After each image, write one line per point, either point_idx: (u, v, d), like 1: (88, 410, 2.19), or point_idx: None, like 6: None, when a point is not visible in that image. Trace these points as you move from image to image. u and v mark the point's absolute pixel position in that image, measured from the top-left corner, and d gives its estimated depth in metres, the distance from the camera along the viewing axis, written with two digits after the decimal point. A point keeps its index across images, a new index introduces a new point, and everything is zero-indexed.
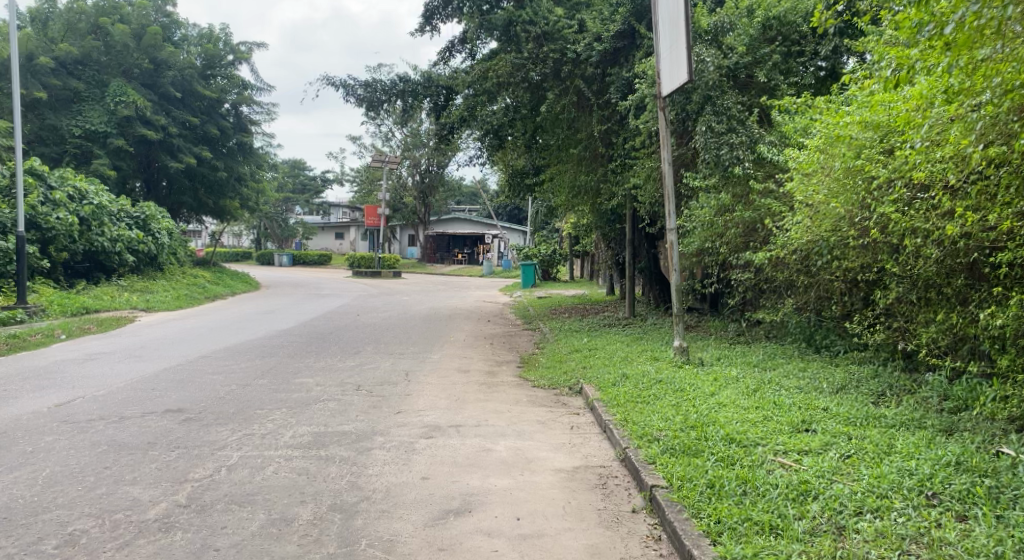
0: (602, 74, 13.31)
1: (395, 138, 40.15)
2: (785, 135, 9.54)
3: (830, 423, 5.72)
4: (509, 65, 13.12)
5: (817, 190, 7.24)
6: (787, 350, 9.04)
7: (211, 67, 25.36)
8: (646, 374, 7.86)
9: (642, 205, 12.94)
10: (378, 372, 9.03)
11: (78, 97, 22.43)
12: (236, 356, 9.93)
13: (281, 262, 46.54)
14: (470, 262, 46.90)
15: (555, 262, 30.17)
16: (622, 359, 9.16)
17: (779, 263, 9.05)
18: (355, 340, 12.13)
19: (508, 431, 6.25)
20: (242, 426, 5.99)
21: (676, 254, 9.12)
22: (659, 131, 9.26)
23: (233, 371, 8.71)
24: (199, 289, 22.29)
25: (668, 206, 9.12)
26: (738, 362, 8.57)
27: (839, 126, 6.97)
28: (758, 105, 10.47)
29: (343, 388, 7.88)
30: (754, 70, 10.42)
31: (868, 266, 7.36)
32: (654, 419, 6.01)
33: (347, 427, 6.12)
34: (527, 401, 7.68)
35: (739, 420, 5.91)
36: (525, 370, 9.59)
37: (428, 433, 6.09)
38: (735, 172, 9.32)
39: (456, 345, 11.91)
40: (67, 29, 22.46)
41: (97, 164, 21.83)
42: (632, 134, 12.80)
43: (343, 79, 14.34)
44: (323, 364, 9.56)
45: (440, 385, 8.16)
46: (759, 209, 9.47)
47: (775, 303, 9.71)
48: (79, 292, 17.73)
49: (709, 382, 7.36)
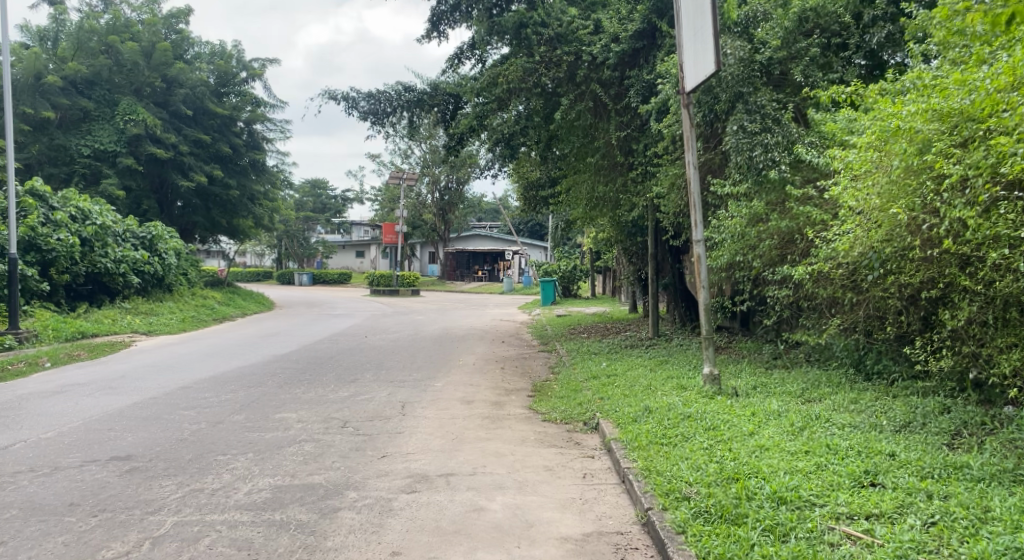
0: (620, 78, 12.43)
1: (414, 155, 39.41)
2: (826, 135, 8.50)
3: (901, 476, 4.69)
4: (520, 70, 12.26)
5: (870, 191, 6.21)
6: (833, 377, 8.00)
7: (224, 84, 24.86)
8: (672, 408, 6.81)
9: (665, 216, 11.90)
10: (370, 405, 8.06)
11: (87, 117, 21.91)
12: (220, 385, 8.99)
13: (301, 281, 45.89)
14: (491, 279, 45.99)
15: (575, 278, 29.24)
16: (644, 389, 8.09)
17: (821, 278, 8.02)
18: (355, 366, 11.18)
19: (508, 482, 5.27)
20: (192, 478, 5.10)
21: (704, 268, 8.04)
22: (683, 131, 8.24)
23: (208, 404, 7.78)
24: (208, 311, 21.59)
25: (695, 216, 8.09)
26: (776, 392, 7.51)
27: (896, 117, 5.95)
28: (796, 104, 9.40)
29: (325, 427, 6.94)
30: (789, 67, 9.45)
31: (931, 280, 6.35)
32: (684, 468, 5.03)
33: (317, 479, 5.19)
34: (535, 440, 6.66)
35: (787, 470, 4.88)
36: (537, 400, 8.59)
37: (412, 485, 5.13)
38: (770, 175, 8.37)
39: (464, 371, 10.93)
40: (77, 48, 21.79)
41: (106, 185, 21.34)
42: (654, 139, 11.82)
43: (344, 91, 13.53)
44: (312, 395, 8.62)
45: (437, 422, 7.18)
46: (797, 218, 8.47)
47: (818, 323, 8.67)
48: (78, 316, 17.00)
49: (746, 418, 6.31)
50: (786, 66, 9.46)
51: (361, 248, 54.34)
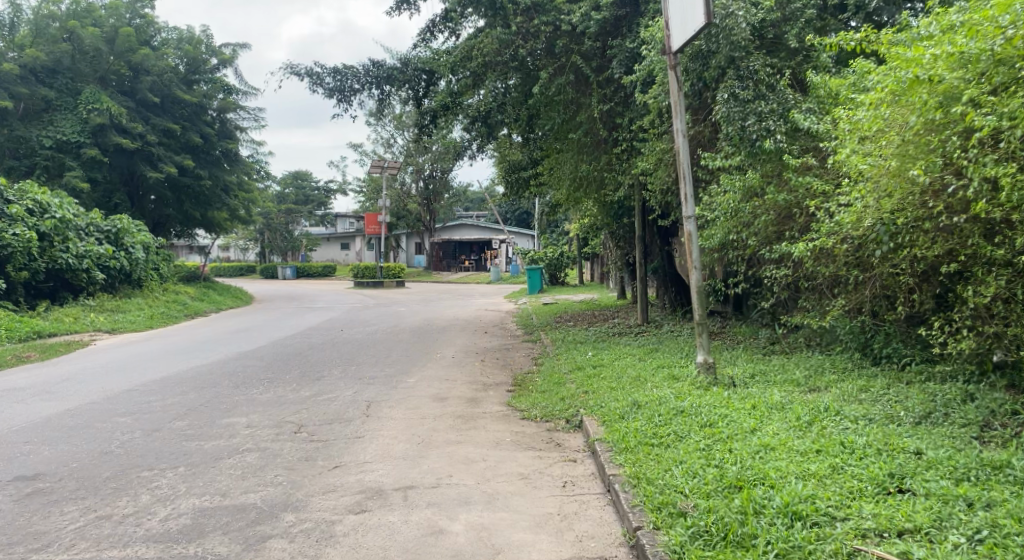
0: (602, 49, 11.70)
1: (397, 144, 38.53)
2: (826, 101, 7.80)
3: (933, 480, 3.97)
4: (496, 42, 11.61)
5: (885, 152, 5.50)
6: (838, 363, 7.32)
7: (193, 72, 23.87)
8: (663, 402, 6.09)
9: (652, 194, 11.17)
10: (332, 407, 7.30)
11: (48, 107, 20.82)
12: (168, 388, 8.21)
13: (284, 275, 44.89)
14: (478, 269, 45.20)
15: (562, 266, 28.56)
16: (632, 381, 7.38)
17: (823, 255, 7.33)
18: (323, 362, 10.39)
19: (475, 496, 4.53)
20: (102, 502, 4.36)
21: (696, 247, 7.27)
22: (670, 97, 7.49)
23: (150, 410, 7.02)
24: (181, 307, 20.68)
25: (685, 189, 7.33)
26: (777, 382, 6.81)
27: (916, 64, 5.23)
28: (792, 70, 8.68)
29: (276, 433, 6.20)
30: (783, 29, 8.78)
31: (951, 251, 5.65)
32: (679, 475, 4.31)
33: (250, 498, 4.47)
34: (511, 442, 5.93)
35: (800, 475, 4.16)
36: (516, 395, 7.86)
37: (362, 503, 4.40)
38: (766, 146, 7.70)
39: (441, 364, 10.17)
40: (35, 35, 20.66)
41: (68, 177, 20.32)
42: (639, 113, 11.10)
43: (308, 67, 12.70)
44: (269, 396, 7.85)
45: (403, 424, 6.44)
46: (796, 191, 7.77)
47: (819, 305, 7.99)
48: (37, 315, 16.09)
49: (747, 412, 5.59)
50: (780, 30, 8.77)
51: (346, 240, 53.43)
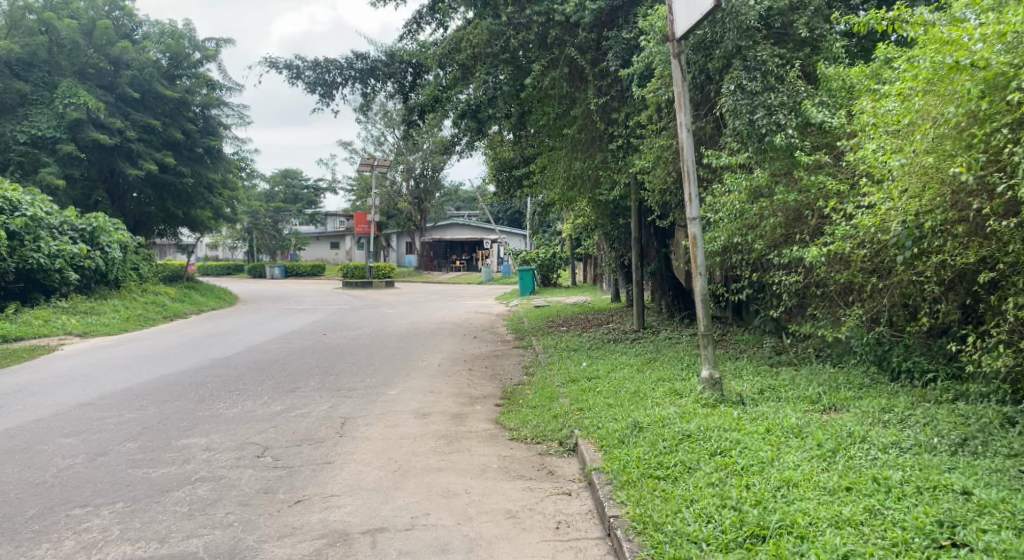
0: (596, 41, 11.19)
1: (388, 143, 37.85)
2: (841, 94, 7.29)
3: (990, 530, 3.39)
4: (485, 33, 11.05)
5: (918, 147, 4.95)
6: (854, 377, 6.71)
7: (175, 67, 23.02)
8: (667, 424, 5.48)
9: (649, 194, 10.54)
10: (304, 424, 6.70)
11: (24, 101, 20.01)
12: (127, 402, 7.59)
13: (273, 275, 44.13)
14: (468, 269, 44.56)
15: (555, 267, 27.94)
16: (632, 397, 6.78)
17: (838, 260, 6.74)
18: (300, 371, 9.76)
19: (454, 542, 3.97)
20: (15, 552, 3.86)
21: (701, 252, 6.64)
22: (674, 88, 6.88)
23: (100, 429, 6.41)
24: (159, 308, 19.92)
25: (690, 189, 6.71)
26: (789, 399, 6.21)
27: (956, 47, 4.69)
28: (802, 62, 8.14)
29: (236, 457, 5.58)
30: (790, 19, 8.32)
31: (988, 257, 5.07)
32: (692, 522, 3.75)
33: (190, 545, 3.93)
34: (498, 469, 5.33)
35: (832, 522, 3.58)
36: (505, 410, 7.26)
37: (321, 552, 3.86)
38: (776, 142, 7.18)
39: (426, 374, 9.56)
40: (9, 26, 19.64)
41: (44, 174, 19.45)
42: (636, 108, 10.54)
43: (287, 59, 12.05)
44: (236, 411, 7.22)
45: (379, 447, 5.85)
46: (807, 190, 7.19)
47: (831, 314, 7.38)
48: (5, 317, 15.39)
49: (761, 437, 4.97)
50: (787, 18, 8.29)
51: (335, 239, 52.67)
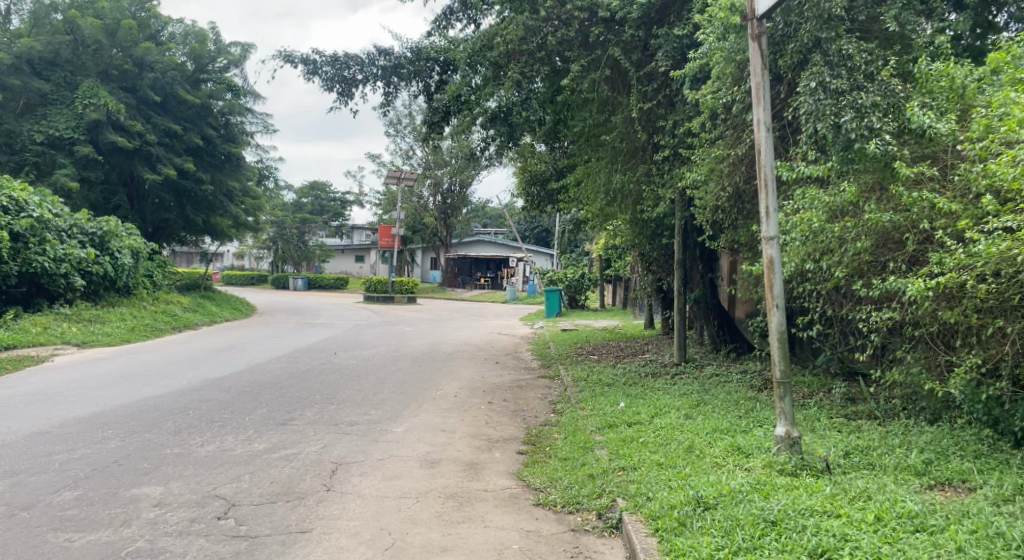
0: (644, 40, 10.00)
1: (416, 157, 36.88)
2: (945, 97, 6.05)
3: None
4: (521, 28, 9.88)
5: None
6: (963, 443, 5.40)
7: (201, 70, 22.05)
8: (747, 501, 4.22)
9: (700, 211, 9.23)
10: (287, 471, 5.54)
11: (43, 101, 19.26)
12: (89, 432, 6.47)
13: (296, 286, 43.33)
14: (493, 287, 43.34)
15: (583, 288, 26.51)
16: (686, 455, 5.52)
17: (946, 296, 5.47)
18: (297, 399, 8.59)
19: None
20: None
21: (779, 279, 5.39)
22: (752, 78, 5.66)
23: (38, 470, 5.29)
24: (168, 318, 18.92)
25: (768, 203, 5.49)
26: (888, 470, 4.92)
27: None
28: (893, 59, 6.90)
29: (190, 518, 4.43)
30: (875, 11, 7.11)
31: None
32: None
33: None
34: (518, 551, 4.16)
35: None
36: (529, 462, 6.04)
37: None
38: (870, 149, 5.92)
39: (439, 407, 8.33)
40: (33, 24, 19.12)
41: (58, 175, 18.57)
42: (686, 114, 9.28)
43: (304, 53, 11.08)
44: (212, 449, 6.08)
45: (371, 512, 4.68)
46: (906, 209, 5.91)
47: (930, 361, 6.06)
48: (3, 325, 14.47)
49: (879, 533, 3.70)
50: (874, 10, 7.09)
51: (360, 252, 51.75)
